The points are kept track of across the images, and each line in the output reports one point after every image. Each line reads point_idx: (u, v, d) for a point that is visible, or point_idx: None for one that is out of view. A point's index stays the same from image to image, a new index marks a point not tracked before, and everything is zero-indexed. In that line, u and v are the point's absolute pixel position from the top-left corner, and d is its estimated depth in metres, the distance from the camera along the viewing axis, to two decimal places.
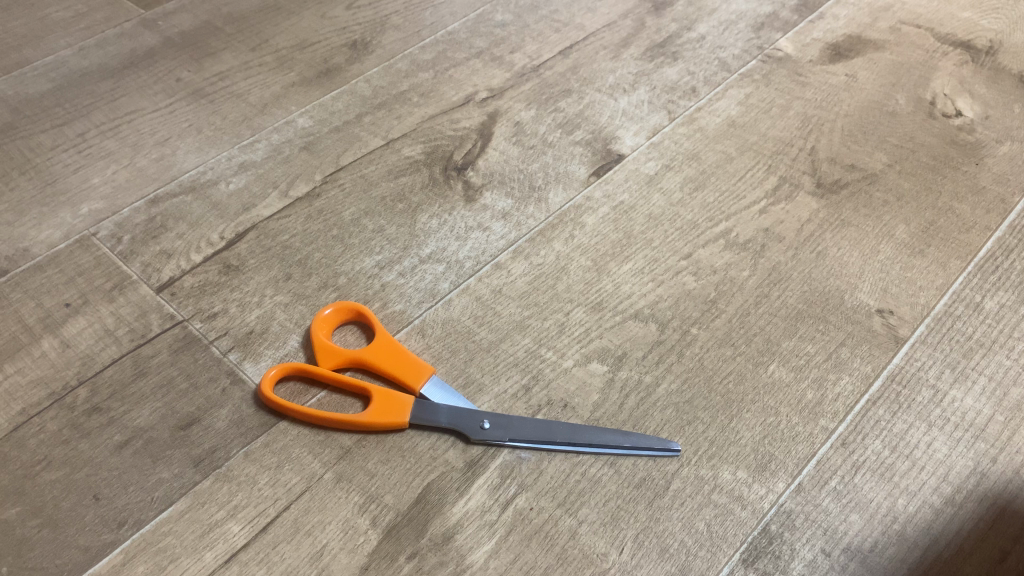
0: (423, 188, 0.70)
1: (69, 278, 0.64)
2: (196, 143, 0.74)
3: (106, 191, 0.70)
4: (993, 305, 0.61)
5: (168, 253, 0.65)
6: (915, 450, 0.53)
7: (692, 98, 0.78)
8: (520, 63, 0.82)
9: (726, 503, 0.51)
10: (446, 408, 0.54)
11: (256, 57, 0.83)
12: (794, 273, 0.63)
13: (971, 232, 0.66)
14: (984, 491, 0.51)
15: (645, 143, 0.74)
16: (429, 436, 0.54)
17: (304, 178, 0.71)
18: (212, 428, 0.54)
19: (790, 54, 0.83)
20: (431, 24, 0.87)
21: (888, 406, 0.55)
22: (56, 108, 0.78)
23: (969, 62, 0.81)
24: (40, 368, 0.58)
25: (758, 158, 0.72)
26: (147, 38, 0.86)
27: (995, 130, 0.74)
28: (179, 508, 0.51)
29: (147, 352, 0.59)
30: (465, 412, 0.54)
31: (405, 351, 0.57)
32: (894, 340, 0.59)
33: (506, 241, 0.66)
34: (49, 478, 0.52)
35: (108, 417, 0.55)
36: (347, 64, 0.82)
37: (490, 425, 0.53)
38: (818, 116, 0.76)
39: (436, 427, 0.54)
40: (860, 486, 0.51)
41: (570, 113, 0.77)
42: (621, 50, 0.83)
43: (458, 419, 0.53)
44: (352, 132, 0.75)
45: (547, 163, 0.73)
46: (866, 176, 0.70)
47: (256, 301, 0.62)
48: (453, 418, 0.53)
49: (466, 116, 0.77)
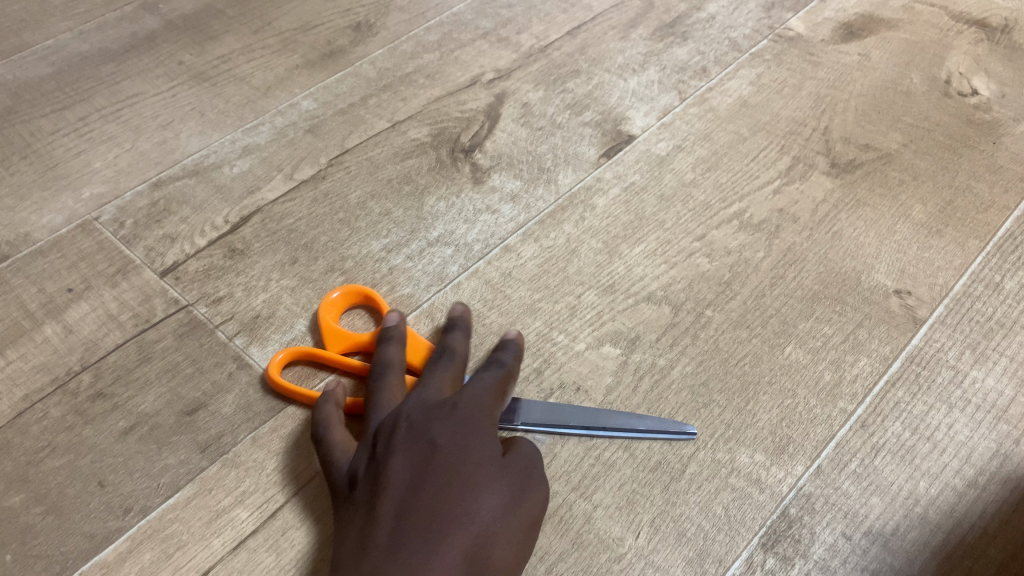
0: (430, 171, 0.69)
1: (71, 262, 0.63)
2: (199, 126, 0.73)
3: (108, 175, 0.69)
4: (1013, 285, 0.60)
5: (172, 237, 0.64)
6: (936, 432, 0.52)
7: (702, 78, 0.77)
8: (526, 44, 0.81)
9: (743, 487, 0.50)
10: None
11: (259, 40, 0.82)
12: (809, 254, 0.62)
13: (990, 211, 0.64)
14: (1008, 472, 0.50)
15: (655, 124, 0.73)
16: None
17: (309, 161, 0.70)
18: (218, 414, 0.53)
19: (802, 33, 0.81)
20: (436, 6, 0.85)
21: (907, 387, 0.54)
22: (56, 92, 0.76)
23: (984, 40, 0.79)
24: (43, 353, 0.57)
25: (771, 138, 0.71)
26: (148, 21, 0.84)
27: (1011, 109, 0.73)
28: (185, 494, 0.50)
29: (151, 337, 0.58)
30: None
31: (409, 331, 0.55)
32: (912, 321, 0.57)
33: (515, 224, 0.65)
34: (53, 465, 0.51)
35: (112, 403, 0.54)
36: (351, 46, 0.81)
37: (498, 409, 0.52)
38: (831, 96, 0.75)
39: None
40: (881, 469, 0.50)
41: (579, 94, 0.76)
42: (630, 31, 0.82)
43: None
44: (357, 115, 0.74)
45: (555, 144, 0.71)
46: (880, 156, 0.69)
47: (262, 285, 0.61)
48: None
49: (473, 98, 0.75)
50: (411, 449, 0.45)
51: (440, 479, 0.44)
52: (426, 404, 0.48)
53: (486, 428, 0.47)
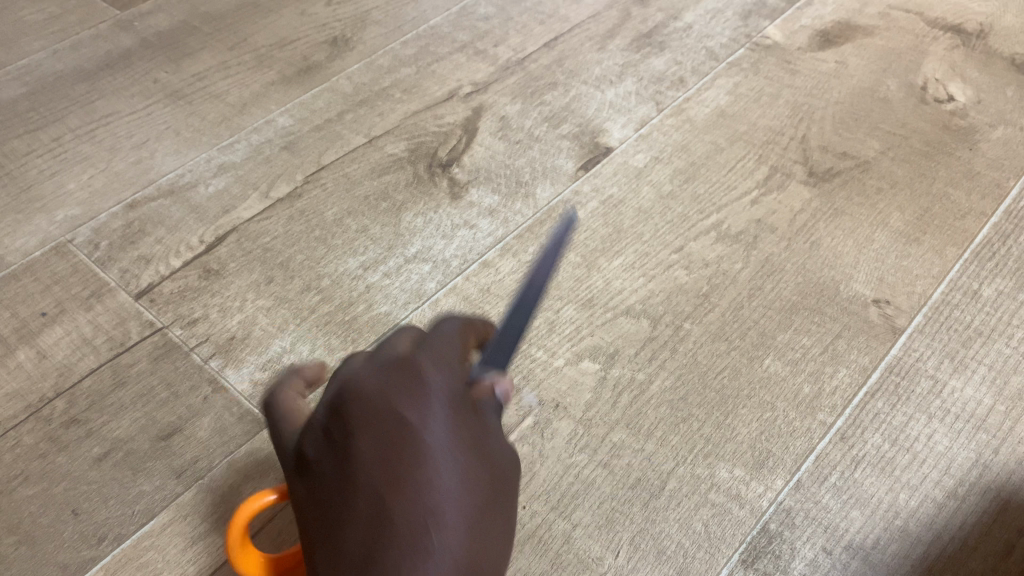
0: (407, 186, 0.69)
1: (45, 286, 0.62)
2: (174, 145, 0.73)
3: (82, 197, 0.69)
4: (990, 292, 0.60)
5: (147, 258, 0.64)
6: (916, 442, 0.52)
7: (680, 88, 0.77)
8: (504, 57, 0.80)
9: (723, 502, 0.50)
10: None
11: (234, 56, 0.81)
12: (787, 265, 0.62)
13: (967, 218, 0.64)
14: (988, 482, 0.50)
15: (633, 135, 0.73)
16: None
17: (286, 179, 0.69)
18: (194, 438, 0.53)
19: (778, 41, 0.81)
20: (413, 19, 0.85)
21: (886, 398, 0.54)
22: (30, 113, 0.76)
23: (960, 46, 0.80)
24: (16, 380, 0.56)
25: (748, 148, 0.71)
26: (122, 39, 0.84)
27: (987, 114, 0.73)
28: (160, 521, 0.49)
29: (125, 361, 0.57)
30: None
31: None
32: (891, 331, 0.57)
33: (493, 238, 0.65)
34: (26, 494, 0.51)
35: (86, 429, 0.54)
36: (328, 62, 0.80)
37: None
38: (808, 104, 0.75)
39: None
40: (861, 482, 0.50)
41: (557, 106, 0.75)
42: (607, 41, 0.81)
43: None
44: (334, 131, 0.74)
45: (533, 158, 0.71)
46: (857, 164, 0.69)
47: (237, 306, 0.60)
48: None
49: (450, 112, 0.75)
50: (376, 425, 0.33)
51: (419, 478, 0.32)
52: (382, 362, 0.35)
53: (459, 382, 0.35)
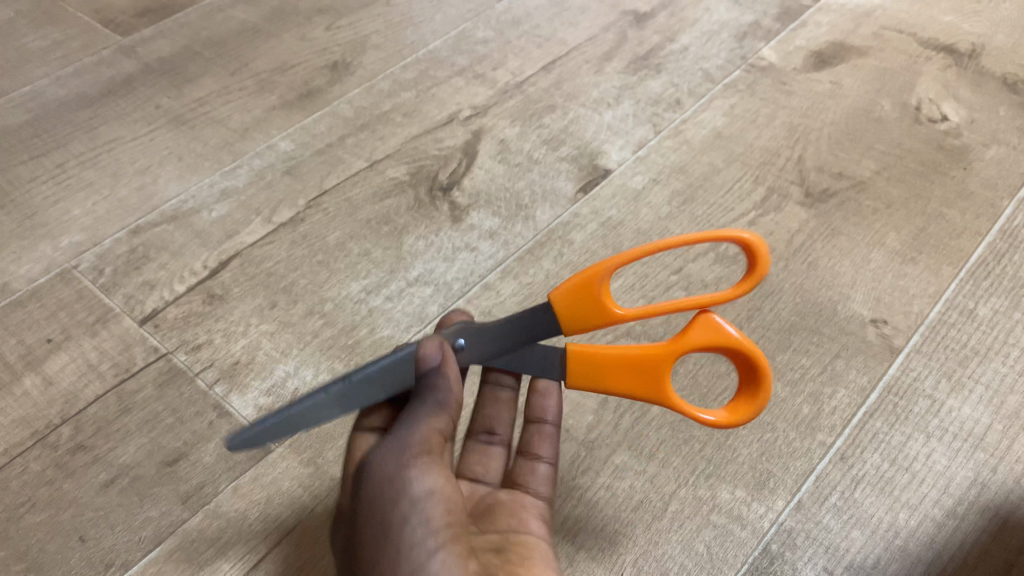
0: (408, 210, 0.70)
1: (50, 312, 0.63)
2: (177, 171, 0.73)
3: (86, 223, 0.69)
4: (986, 311, 0.60)
5: (151, 284, 0.64)
6: (915, 462, 0.52)
7: (677, 110, 0.78)
8: (502, 80, 0.81)
9: (725, 523, 0.50)
10: (539, 352, 0.45)
11: (236, 81, 0.82)
12: (785, 285, 0.63)
13: (962, 237, 0.65)
14: (987, 501, 0.51)
15: (631, 158, 0.74)
16: (539, 350, 0.45)
17: (288, 204, 0.70)
18: (199, 463, 0.54)
19: (774, 63, 0.82)
20: (412, 43, 0.85)
21: (885, 418, 0.54)
22: (34, 140, 0.76)
23: (952, 66, 0.80)
24: (23, 407, 0.57)
25: (745, 169, 0.72)
26: (125, 66, 0.84)
27: (981, 134, 0.74)
28: (167, 547, 0.50)
29: (131, 387, 0.58)
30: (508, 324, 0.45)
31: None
32: (889, 351, 0.58)
33: (494, 261, 0.66)
34: (34, 521, 0.51)
35: (92, 455, 0.54)
36: (329, 86, 0.81)
37: (463, 343, 0.45)
38: (804, 125, 0.75)
39: (549, 332, 0.45)
40: (860, 502, 0.51)
41: (555, 129, 0.76)
42: (604, 64, 0.82)
43: (523, 347, 0.45)
44: (335, 155, 0.74)
45: (533, 180, 0.72)
46: (854, 185, 0.70)
47: (241, 330, 0.61)
48: (512, 353, 0.45)
49: (450, 136, 0.76)
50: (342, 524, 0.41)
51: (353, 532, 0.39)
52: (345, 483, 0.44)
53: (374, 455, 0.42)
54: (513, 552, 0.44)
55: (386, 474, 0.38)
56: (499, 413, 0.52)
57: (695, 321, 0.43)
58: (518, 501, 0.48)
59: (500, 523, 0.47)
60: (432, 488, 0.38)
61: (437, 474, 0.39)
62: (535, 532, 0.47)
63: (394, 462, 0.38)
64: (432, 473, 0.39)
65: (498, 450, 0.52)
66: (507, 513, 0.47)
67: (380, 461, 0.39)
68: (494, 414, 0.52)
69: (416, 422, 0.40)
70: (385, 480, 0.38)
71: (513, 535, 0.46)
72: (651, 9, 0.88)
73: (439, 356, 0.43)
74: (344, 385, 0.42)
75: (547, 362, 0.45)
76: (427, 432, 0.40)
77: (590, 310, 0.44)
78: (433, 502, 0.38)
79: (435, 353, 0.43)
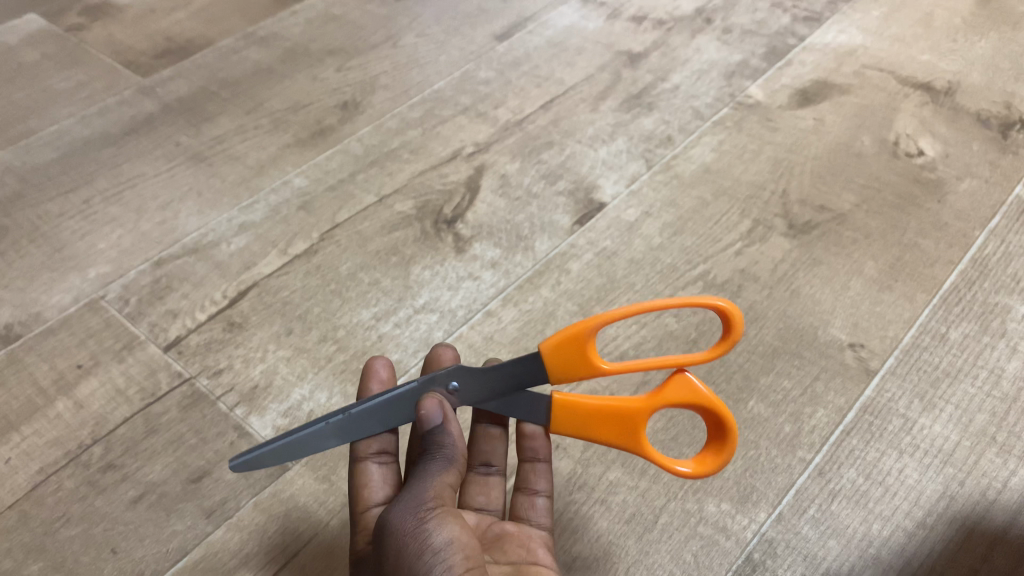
0: (415, 242, 0.74)
1: (80, 340, 0.67)
2: (197, 206, 0.78)
3: (113, 255, 0.74)
4: (957, 335, 0.64)
5: (174, 312, 0.69)
6: (888, 476, 0.56)
7: (668, 146, 0.82)
8: (503, 118, 0.86)
9: (711, 534, 0.54)
10: (529, 397, 0.48)
11: (252, 120, 0.87)
12: (769, 312, 0.67)
13: (936, 266, 0.69)
14: (954, 512, 0.54)
15: (624, 191, 0.78)
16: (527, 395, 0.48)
17: (302, 237, 0.75)
18: (221, 480, 0.58)
19: (760, 101, 0.87)
20: (418, 83, 0.90)
21: (861, 435, 0.58)
22: (61, 176, 0.81)
23: (929, 103, 0.85)
24: (56, 429, 0.61)
25: (733, 202, 0.76)
26: (145, 105, 0.89)
27: (955, 168, 0.78)
28: (192, 558, 0.54)
29: (156, 410, 0.62)
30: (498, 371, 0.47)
31: (379, 368, 0.55)
32: (865, 373, 0.62)
33: (495, 289, 0.70)
34: (68, 534, 0.55)
35: (122, 473, 0.58)
36: (339, 125, 0.86)
37: (457, 384, 0.47)
38: (788, 160, 0.80)
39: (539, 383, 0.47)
40: (837, 513, 0.55)
41: (553, 164, 0.81)
42: (599, 103, 0.87)
43: (512, 393, 0.48)
44: (346, 190, 0.79)
45: (532, 213, 0.76)
46: (835, 217, 0.74)
47: (259, 356, 0.65)
48: (502, 398, 0.48)
49: (454, 171, 0.81)
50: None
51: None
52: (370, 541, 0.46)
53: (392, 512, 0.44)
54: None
55: (406, 530, 0.40)
56: (494, 447, 0.55)
57: (675, 382, 0.47)
58: (523, 532, 0.52)
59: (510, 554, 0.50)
60: (451, 536, 0.40)
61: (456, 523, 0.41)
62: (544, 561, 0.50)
63: (413, 518, 0.40)
64: (451, 523, 0.41)
65: (496, 480, 0.55)
66: (516, 543, 0.51)
67: (398, 518, 0.41)
68: (489, 449, 0.55)
69: (428, 478, 0.42)
70: (406, 535, 0.40)
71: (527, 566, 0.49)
72: (644, 50, 0.93)
73: (439, 414, 0.44)
74: (343, 418, 0.45)
75: (534, 406, 0.48)
76: (439, 486, 0.42)
77: (577, 366, 0.46)
78: (454, 550, 0.39)
79: (436, 410, 0.44)
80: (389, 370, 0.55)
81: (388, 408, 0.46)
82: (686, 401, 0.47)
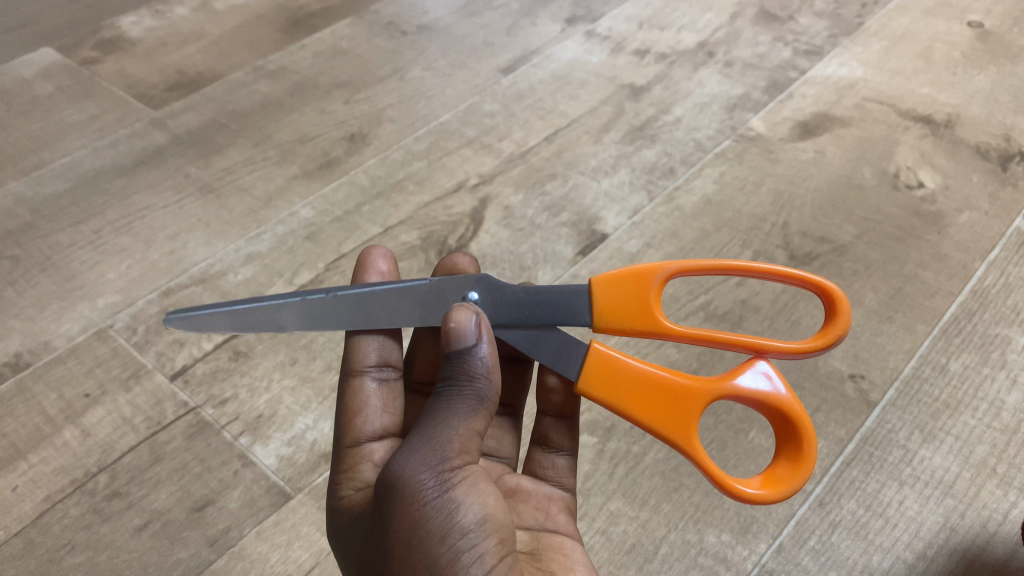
0: (419, 272, 0.75)
1: (87, 368, 0.67)
2: (205, 236, 0.79)
3: (121, 285, 0.75)
4: (957, 366, 0.64)
5: (181, 342, 0.69)
6: (888, 507, 0.57)
7: (670, 178, 0.83)
8: (507, 150, 0.87)
9: (711, 565, 0.55)
10: (559, 340, 0.48)
11: (260, 152, 0.88)
12: None
13: (935, 297, 0.70)
14: (954, 544, 0.55)
15: (627, 223, 0.79)
16: (557, 336, 0.49)
17: (308, 266, 0.76)
18: (225, 508, 0.59)
19: (762, 133, 0.88)
20: (424, 116, 0.92)
21: (861, 466, 0.59)
22: (72, 207, 0.82)
23: (929, 136, 0.86)
24: (63, 456, 0.62)
25: (733, 234, 0.77)
26: (156, 137, 0.90)
27: (955, 200, 0.78)
28: None
29: (162, 438, 0.63)
30: (532, 299, 0.48)
31: (377, 259, 0.58)
32: (866, 404, 0.62)
33: None
34: (73, 562, 0.56)
35: (126, 501, 0.59)
36: (346, 156, 0.87)
37: (477, 296, 0.49)
38: (789, 192, 0.81)
39: (579, 319, 0.48)
40: (837, 545, 0.55)
41: (556, 196, 0.82)
42: (602, 135, 0.88)
43: (544, 328, 0.48)
44: (352, 221, 0.80)
45: (535, 244, 0.77)
46: (835, 248, 0.75)
47: (264, 385, 0.66)
48: (530, 331, 0.49)
49: (458, 203, 0.82)
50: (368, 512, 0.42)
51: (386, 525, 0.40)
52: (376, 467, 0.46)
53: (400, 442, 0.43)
54: (545, 548, 0.49)
55: (425, 496, 0.40)
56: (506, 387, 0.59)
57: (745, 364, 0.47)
58: (541, 491, 0.54)
59: (527, 516, 0.52)
60: (479, 513, 0.40)
61: (477, 495, 0.41)
62: (563, 529, 0.51)
63: (435, 483, 0.40)
64: (474, 496, 0.41)
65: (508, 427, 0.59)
66: (534, 505, 0.52)
67: (418, 475, 0.40)
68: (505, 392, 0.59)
69: (455, 428, 0.42)
70: (434, 501, 0.40)
71: (545, 534, 0.50)
72: (646, 84, 0.95)
73: (474, 331, 0.43)
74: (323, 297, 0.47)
75: (564, 347, 0.48)
76: (463, 437, 0.42)
77: (641, 307, 0.47)
78: (480, 526, 0.40)
79: (469, 324, 0.43)
80: (387, 262, 0.58)
81: (370, 302, 0.48)
82: (753, 390, 0.46)
